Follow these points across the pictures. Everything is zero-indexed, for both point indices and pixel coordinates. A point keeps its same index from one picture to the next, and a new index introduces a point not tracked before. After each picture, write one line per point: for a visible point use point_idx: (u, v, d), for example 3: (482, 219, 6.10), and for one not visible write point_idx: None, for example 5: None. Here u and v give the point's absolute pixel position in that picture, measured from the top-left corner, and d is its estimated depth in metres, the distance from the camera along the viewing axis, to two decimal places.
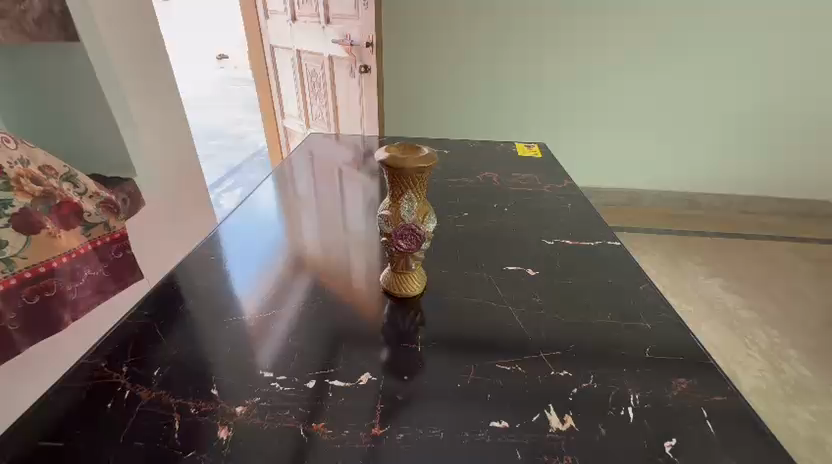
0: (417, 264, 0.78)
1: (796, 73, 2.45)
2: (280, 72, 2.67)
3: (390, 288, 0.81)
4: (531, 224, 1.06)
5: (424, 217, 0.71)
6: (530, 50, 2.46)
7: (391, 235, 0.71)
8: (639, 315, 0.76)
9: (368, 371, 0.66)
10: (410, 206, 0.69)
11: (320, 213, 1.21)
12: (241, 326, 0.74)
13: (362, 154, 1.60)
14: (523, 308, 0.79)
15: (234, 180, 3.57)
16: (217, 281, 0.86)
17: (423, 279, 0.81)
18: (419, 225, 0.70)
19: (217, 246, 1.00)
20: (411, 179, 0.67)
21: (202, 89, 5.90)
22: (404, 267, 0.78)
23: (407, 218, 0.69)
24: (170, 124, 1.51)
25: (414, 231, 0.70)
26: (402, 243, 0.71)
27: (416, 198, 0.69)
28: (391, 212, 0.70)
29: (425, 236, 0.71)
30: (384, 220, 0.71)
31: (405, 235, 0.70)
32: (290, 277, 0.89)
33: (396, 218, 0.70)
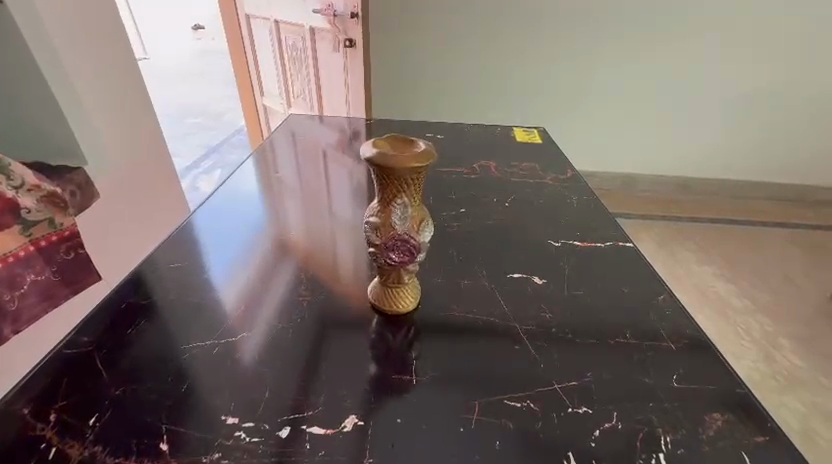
0: (410, 277, 0.68)
1: (804, 54, 2.33)
2: (258, 45, 2.46)
3: (380, 305, 0.70)
4: (534, 221, 0.95)
5: (419, 225, 0.60)
6: (525, 23, 2.29)
7: (380, 246, 0.60)
8: (661, 333, 0.67)
9: (354, 412, 0.56)
10: (402, 212, 0.58)
11: (304, 204, 1.07)
12: (199, 358, 0.62)
13: (348, 137, 1.45)
14: (532, 326, 0.69)
15: (213, 161, 3.37)
16: (181, 292, 0.74)
17: (417, 293, 0.70)
18: (413, 234, 0.59)
19: (183, 246, 0.86)
20: (404, 180, 0.56)
21: (178, 62, 5.56)
22: (397, 281, 0.67)
23: (399, 227, 0.58)
24: (132, 108, 1.35)
25: (406, 243, 0.59)
26: (393, 256, 0.60)
27: (411, 203, 0.58)
28: (381, 219, 0.59)
29: (419, 248, 0.60)
30: (372, 229, 0.60)
31: (396, 246, 0.59)
32: (260, 290, 0.76)
33: (387, 226, 0.59)
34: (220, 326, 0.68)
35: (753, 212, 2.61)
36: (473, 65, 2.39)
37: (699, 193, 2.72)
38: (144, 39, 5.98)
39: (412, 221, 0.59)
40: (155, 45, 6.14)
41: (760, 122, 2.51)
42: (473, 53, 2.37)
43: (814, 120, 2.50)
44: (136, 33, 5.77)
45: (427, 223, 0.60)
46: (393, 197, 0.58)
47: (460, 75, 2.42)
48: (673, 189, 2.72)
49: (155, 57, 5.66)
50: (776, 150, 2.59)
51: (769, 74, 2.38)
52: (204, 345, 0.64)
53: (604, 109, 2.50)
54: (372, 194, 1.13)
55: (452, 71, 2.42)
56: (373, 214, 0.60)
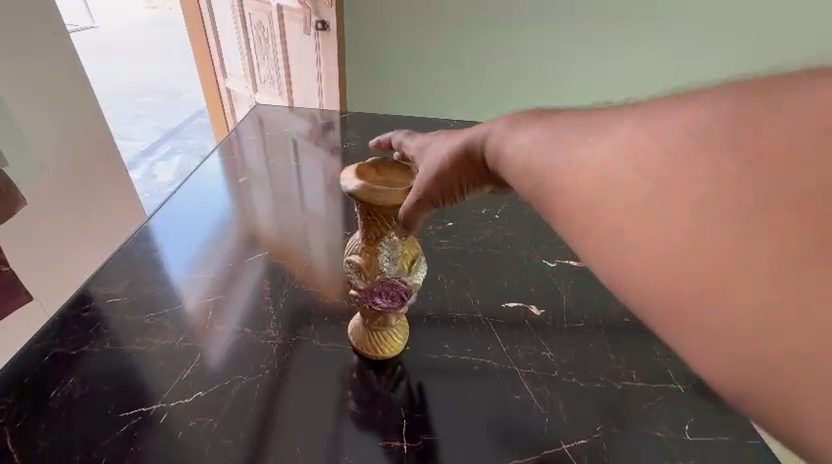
0: (399, 319, 0.61)
1: None
2: (219, 22, 2.22)
3: (362, 349, 0.62)
4: (527, 237, 0.87)
5: (411, 265, 0.53)
6: None
7: (366, 290, 0.54)
8: (669, 373, 0.63)
9: None
10: (390, 252, 0.52)
11: (275, 212, 0.93)
12: (140, 428, 0.53)
13: (322, 125, 1.31)
14: (533, 370, 0.63)
15: (172, 146, 3.10)
16: (125, 338, 0.63)
17: (406, 333, 0.64)
18: (401, 278, 0.53)
19: (127, 271, 0.74)
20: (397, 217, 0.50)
21: (131, 33, 5.08)
22: (382, 324, 0.60)
23: (386, 271, 0.52)
24: (68, 88, 1.19)
25: (395, 287, 0.53)
26: (380, 301, 0.54)
27: (397, 241, 0.52)
28: (366, 260, 0.53)
29: (410, 291, 0.54)
30: (355, 269, 0.53)
31: (383, 290, 0.53)
32: (215, 327, 0.66)
33: (372, 268, 0.53)
34: (172, 383, 0.58)
35: None
36: None
37: None
38: (92, 7, 5.41)
39: (402, 262, 0.53)
40: (107, 13, 5.59)
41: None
42: None
43: None
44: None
45: (420, 262, 0.54)
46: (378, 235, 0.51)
47: None
48: None
49: (104, 27, 5.14)
50: None
51: None
52: (153, 410, 0.55)
53: None
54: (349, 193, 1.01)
55: None
56: (356, 250, 0.54)
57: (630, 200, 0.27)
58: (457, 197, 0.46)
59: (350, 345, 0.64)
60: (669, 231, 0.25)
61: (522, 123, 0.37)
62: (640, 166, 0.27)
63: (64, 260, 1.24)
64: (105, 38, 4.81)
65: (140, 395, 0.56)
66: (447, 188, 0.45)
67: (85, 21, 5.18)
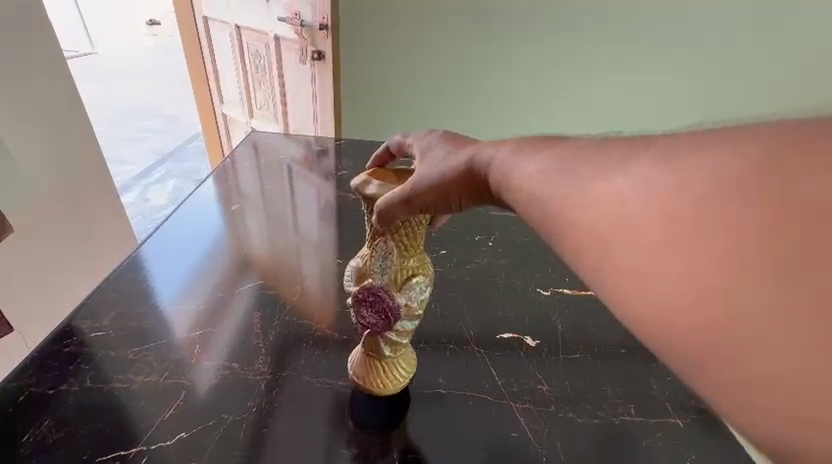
0: (395, 350, 0.57)
1: None
2: (217, 51, 2.26)
3: (361, 379, 0.59)
4: (522, 266, 0.86)
5: (405, 280, 0.54)
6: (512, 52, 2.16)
7: (358, 301, 0.56)
8: (667, 407, 0.62)
9: None
10: (384, 260, 0.53)
11: (267, 238, 0.92)
12: None
13: (317, 150, 1.32)
14: (529, 404, 0.61)
15: (167, 169, 3.11)
16: (107, 376, 0.61)
17: (409, 367, 0.60)
18: (390, 293, 0.54)
19: (112, 304, 0.72)
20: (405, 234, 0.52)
21: (131, 58, 5.18)
22: (376, 352, 0.57)
23: (377, 279, 0.54)
24: (64, 118, 1.20)
25: (384, 301, 0.54)
26: (368, 316, 0.55)
27: (390, 248, 0.53)
28: (365, 265, 0.55)
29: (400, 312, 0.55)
30: (351, 273, 0.57)
31: (371, 303, 0.55)
32: (201, 363, 0.63)
33: (365, 274, 0.55)
34: (155, 423, 0.55)
35: None
36: None
37: None
38: (91, 35, 5.50)
39: (397, 275, 0.54)
40: (106, 40, 5.70)
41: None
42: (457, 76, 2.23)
43: None
44: (82, 23, 5.31)
45: (414, 281, 0.54)
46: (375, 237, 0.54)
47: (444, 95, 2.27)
48: None
49: (103, 53, 5.22)
50: None
51: None
52: (132, 454, 0.52)
53: None
54: (343, 217, 1.00)
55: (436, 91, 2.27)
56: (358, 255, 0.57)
57: (645, 247, 0.27)
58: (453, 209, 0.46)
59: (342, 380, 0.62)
60: (684, 288, 0.25)
61: (525, 150, 0.36)
62: (618, 224, 0.28)
63: (49, 288, 1.21)
64: (103, 64, 4.88)
65: (120, 439, 0.54)
66: (442, 197, 0.45)
67: (85, 46, 5.27)
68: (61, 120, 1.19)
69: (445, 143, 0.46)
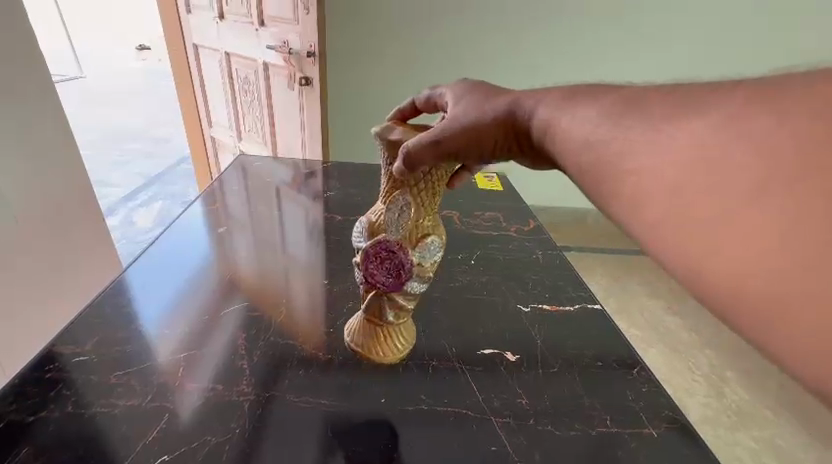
0: (397, 314, 0.65)
1: None
2: (207, 76, 2.31)
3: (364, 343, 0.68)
4: (503, 283, 0.89)
5: (418, 238, 0.62)
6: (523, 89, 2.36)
7: (371, 257, 0.62)
8: (641, 417, 0.64)
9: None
10: (404, 208, 0.60)
11: (254, 259, 0.94)
12: None
13: (304, 172, 1.35)
14: (509, 418, 0.62)
15: (154, 191, 3.10)
16: (89, 401, 0.61)
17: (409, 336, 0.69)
18: (404, 247, 0.61)
19: (95, 329, 0.72)
20: (429, 189, 0.60)
21: (120, 82, 5.21)
22: (379, 316, 0.66)
23: (391, 233, 0.61)
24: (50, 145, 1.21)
25: (398, 257, 0.61)
26: (381, 275, 0.62)
27: (410, 199, 0.60)
28: (379, 219, 0.63)
29: (411, 272, 0.62)
30: (365, 227, 0.64)
31: (386, 258, 0.62)
32: (184, 386, 0.64)
33: (379, 229, 0.63)
34: (136, 448, 0.55)
35: None
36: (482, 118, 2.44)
37: None
38: (80, 59, 5.54)
39: (410, 232, 0.61)
40: (95, 64, 5.74)
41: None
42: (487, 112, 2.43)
43: None
44: (71, 49, 5.35)
45: (426, 240, 0.62)
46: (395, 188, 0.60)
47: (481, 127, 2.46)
48: None
49: (91, 77, 5.24)
50: None
51: None
52: None
53: None
54: (330, 238, 1.03)
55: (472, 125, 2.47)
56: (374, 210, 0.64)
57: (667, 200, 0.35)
58: (481, 151, 0.55)
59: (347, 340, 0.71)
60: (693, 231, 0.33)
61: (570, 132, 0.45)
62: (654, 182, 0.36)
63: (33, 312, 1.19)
64: (91, 88, 4.90)
65: None
66: (474, 141, 0.54)
67: (73, 70, 5.29)
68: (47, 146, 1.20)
69: (477, 95, 0.56)
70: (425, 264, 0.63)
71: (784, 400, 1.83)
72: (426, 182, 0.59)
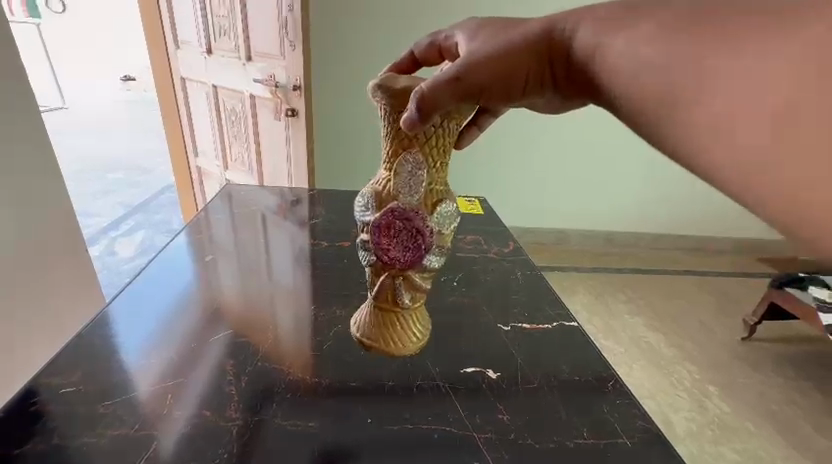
0: (411, 297, 0.67)
1: None
2: (193, 108, 2.35)
3: (375, 334, 0.70)
4: (484, 303, 0.93)
5: (434, 203, 0.63)
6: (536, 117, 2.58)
7: (385, 239, 0.64)
8: (616, 429, 0.67)
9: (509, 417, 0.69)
10: (412, 166, 0.60)
11: (241, 286, 0.96)
12: None
13: (291, 199, 1.39)
14: (491, 434, 0.65)
15: (137, 221, 3.07)
16: (74, 432, 0.61)
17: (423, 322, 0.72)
18: (422, 211, 0.62)
19: (80, 361, 0.72)
20: (438, 144, 0.60)
21: (104, 113, 5.21)
22: (394, 303, 0.68)
23: (403, 195, 0.61)
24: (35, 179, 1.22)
25: (413, 223, 0.62)
26: (397, 252, 0.64)
27: (421, 153, 0.59)
28: (385, 189, 0.62)
29: (430, 237, 0.63)
30: (370, 196, 0.64)
31: (400, 227, 0.62)
32: (171, 414, 0.65)
33: (390, 195, 0.62)
34: None
35: (666, 260, 2.91)
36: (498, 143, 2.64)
37: (622, 244, 3.00)
38: (63, 91, 5.54)
39: (426, 197, 0.62)
40: (79, 95, 5.74)
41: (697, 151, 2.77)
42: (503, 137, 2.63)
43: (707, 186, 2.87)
44: (55, 80, 5.36)
45: (441, 205, 0.63)
46: (405, 145, 0.59)
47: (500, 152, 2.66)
48: (599, 242, 2.98)
49: (74, 108, 5.23)
50: (680, 209, 2.94)
51: None
52: None
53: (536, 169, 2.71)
54: (316, 263, 1.06)
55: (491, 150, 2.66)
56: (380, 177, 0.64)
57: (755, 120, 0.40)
58: (502, 85, 0.56)
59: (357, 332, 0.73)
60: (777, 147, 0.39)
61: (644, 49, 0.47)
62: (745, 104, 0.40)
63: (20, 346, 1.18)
64: (74, 119, 4.89)
65: None
66: (498, 73, 0.56)
67: (56, 100, 5.29)
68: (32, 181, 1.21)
69: (488, 32, 0.59)
70: (440, 233, 0.64)
71: (764, 412, 1.87)
72: (436, 138, 0.59)
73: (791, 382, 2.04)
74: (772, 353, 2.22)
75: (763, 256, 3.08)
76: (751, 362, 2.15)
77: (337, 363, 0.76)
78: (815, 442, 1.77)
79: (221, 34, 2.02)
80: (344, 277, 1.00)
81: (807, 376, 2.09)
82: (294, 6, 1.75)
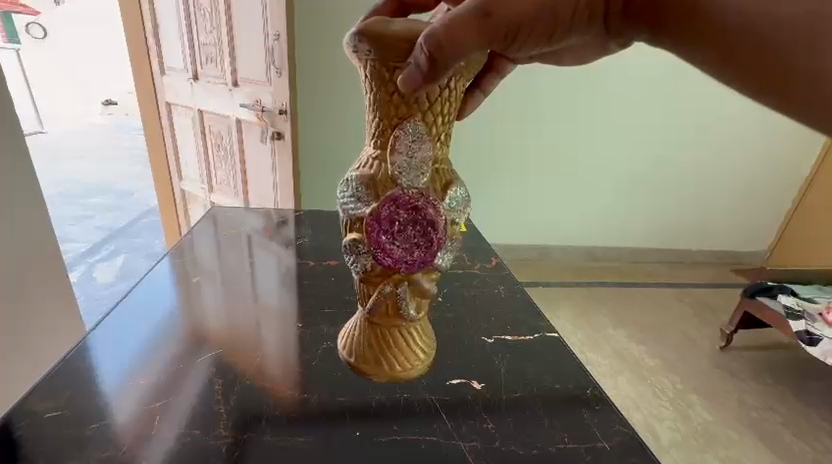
0: (416, 308, 0.70)
1: (667, 151, 2.84)
2: (177, 133, 2.37)
3: (378, 342, 0.72)
4: (468, 317, 0.96)
5: (445, 185, 0.65)
6: (533, 123, 2.64)
7: (387, 239, 0.65)
8: (596, 434, 0.70)
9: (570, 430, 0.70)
10: (415, 128, 0.60)
11: (226, 309, 0.97)
12: None
13: (276, 221, 1.41)
14: (476, 443, 0.67)
15: (116, 245, 3.02)
16: (60, 455, 0.61)
17: (425, 342, 0.75)
18: (432, 192, 0.64)
19: (65, 386, 0.72)
20: (444, 106, 0.61)
21: (85, 137, 5.18)
22: (397, 316, 0.70)
23: (407, 162, 0.61)
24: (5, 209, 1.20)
25: (424, 212, 0.64)
26: (399, 253, 0.66)
27: (423, 122, 0.60)
28: (381, 173, 0.63)
29: (440, 225, 0.65)
30: (362, 183, 0.63)
31: (409, 221, 0.64)
32: (154, 435, 0.65)
33: (389, 181, 0.63)
34: None
35: (644, 273, 3.01)
36: (496, 152, 2.69)
37: (602, 258, 3.10)
38: (42, 116, 5.48)
39: (434, 178, 0.65)
40: (58, 119, 5.68)
41: (685, 150, 2.86)
42: (502, 146, 2.68)
43: (679, 202, 3.01)
44: (34, 105, 5.30)
45: (453, 188, 0.66)
46: (404, 115, 0.59)
47: (496, 163, 2.72)
48: (580, 256, 3.07)
49: (54, 133, 5.18)
50: (656, 222, 3.06)
51: (642, 162, 2.86)
52: None
53: (519, 184, 2.81)
54: (303, 283, 1.08)
55: (489, 162, 2.72)
56: (370, 157, 0.63)
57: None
58: (530, 20, 0.53)
59: (351, 358, 0.75)
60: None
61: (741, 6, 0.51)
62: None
63: (17, 352, 1.25)
64: (53, 144, 4.83)
65: None
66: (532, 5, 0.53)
67: (34, 124, 5.23)
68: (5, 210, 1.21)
69: None
70: (450, 220, 0.67)
71: (744, 419, 1.93)
72: (441, 103, 0.60)
73: (769, 389, 2.11)
74: (749, 360, 2.30)
75: (735, 266, 3.22)
76: (730, 370, 2.22)
77: (326, 378, 0.78)
78: (794, 446, 1.82)
79: (207, 61, 2.07)
80: (332, 295, 1.03)
81: (783, 382, 2.17)
82: (281, 35, 1.79)
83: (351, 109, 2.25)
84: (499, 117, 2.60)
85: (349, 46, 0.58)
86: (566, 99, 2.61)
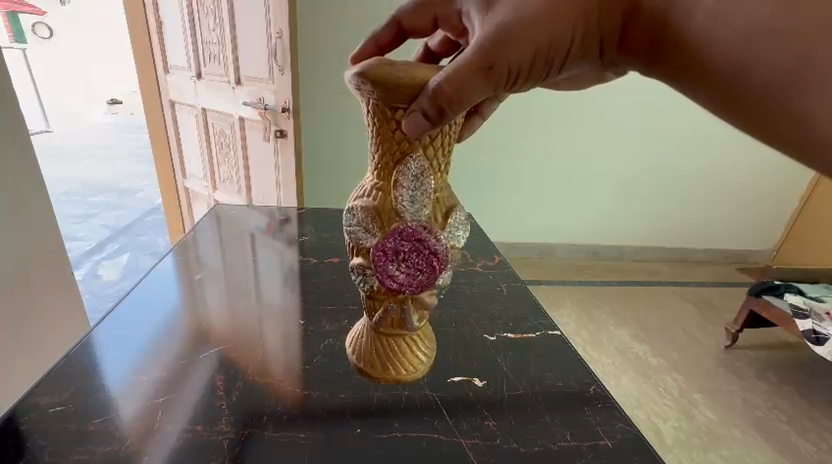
0: (420, 316, 0.70)
1: (673, 147, 2.81)
2: (182, 131, 2.38)
3: (387, 358, 0.73)
4: (470, 317, 0.95)
5: (444, 217, 0.65)
6: (537, 122, 2.62)
7: (391, 257, 0.64)
8: (596, 431, 0.70)
9: (585, 434, 0.69)
10: (417, 164, 0.59)
11: (228, 308, 0.96)
12: None
13: (280, 219, 1.41)
14: (478, 440, 0.67)
15: (121, 243, 3.04)
16: (63, 451, 0.61)
17: (428, 351, 0.76)
18: (432, 223, 0.64)
19: (68, 382, 0.73)
20: (444, 140, 0.61)
21: (89, 136, 5.21)
22: (399, 325, 0.70)
23: (408, 175, 0.60)
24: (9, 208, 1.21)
25: (425, 238, 0.64)
26: (405, 269, 0.65)
27: (424, 157, 0.60)
28: (382, 203, 0.62)
29: (444, 254, 0.65)
30: (364, 214, 0.63)
31: (409, 243, 0.64)
32: (155, 431, 0.65)
33: (392, 214, 0.63)
34: None
35: (648, 272, 3.00)
36: (499, 154, 2.69)
37: (605, 257, 3.09)
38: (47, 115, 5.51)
39: (434, 209, 0.64)
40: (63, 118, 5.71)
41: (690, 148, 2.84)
42: (505, 148, 2.67)
43: (683, 199, 2.99)
44: (40, 105, 5.33)
45: (452, 217, 0.66)
46: (406, 152, 0.59)
47: (499, 166, 2.72)
48: (583, 254, 3.06)
49: (58, 133, 5.21)
50: (661, 221, 3.04)
51: (646, 160, 2.83)
52: None
53: (523, 187, 2.81)
54: (306, 280, 1.08)
55: (491, 165, 2.71)
56: (371, 187, 0.63)
57: None
58: (532, 70, 0.53)
59: (360, 364, 0.75)
60: None
61: None
62: None
63: (21, 350, 1.25)
64: (58, 143, 4.86)
65: None
66: (537, 55, 0.52)
67: (40, 124, 5.26)
68: (8, 209, 1.21)
69: None
70: (452, 245, 0.67)
71: (750, 419, 1.91)
72: (440, 142, 0.60)
73: (774, 389, 2.09)
74: (753, 360, 2.28)
75: (739, 265, 3.19)
76: (734, 369, 2.20)
77: (325, 375, 0.78)
78: (801, 446, 1.80)
79: (211, 60, 2.07)
80: (336, 292, 1.03)
81: (790, 382, 2.14)
82: (283, 33, 1.80)
83: (353, 107, 2.25)
84: (502, 119, 2.59)
85: (351, 84, 0.56)
86: (568, 101, 2.60)
